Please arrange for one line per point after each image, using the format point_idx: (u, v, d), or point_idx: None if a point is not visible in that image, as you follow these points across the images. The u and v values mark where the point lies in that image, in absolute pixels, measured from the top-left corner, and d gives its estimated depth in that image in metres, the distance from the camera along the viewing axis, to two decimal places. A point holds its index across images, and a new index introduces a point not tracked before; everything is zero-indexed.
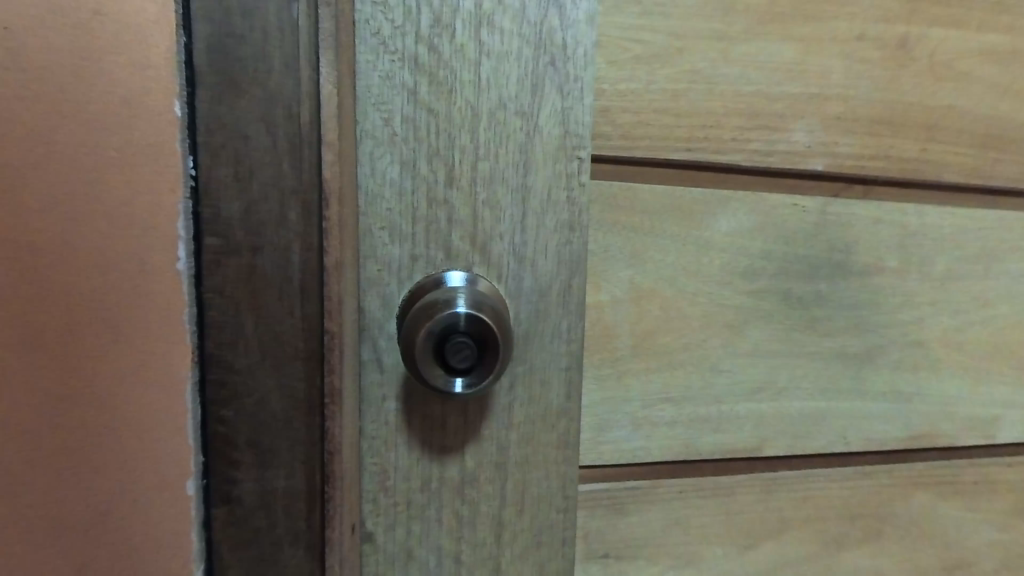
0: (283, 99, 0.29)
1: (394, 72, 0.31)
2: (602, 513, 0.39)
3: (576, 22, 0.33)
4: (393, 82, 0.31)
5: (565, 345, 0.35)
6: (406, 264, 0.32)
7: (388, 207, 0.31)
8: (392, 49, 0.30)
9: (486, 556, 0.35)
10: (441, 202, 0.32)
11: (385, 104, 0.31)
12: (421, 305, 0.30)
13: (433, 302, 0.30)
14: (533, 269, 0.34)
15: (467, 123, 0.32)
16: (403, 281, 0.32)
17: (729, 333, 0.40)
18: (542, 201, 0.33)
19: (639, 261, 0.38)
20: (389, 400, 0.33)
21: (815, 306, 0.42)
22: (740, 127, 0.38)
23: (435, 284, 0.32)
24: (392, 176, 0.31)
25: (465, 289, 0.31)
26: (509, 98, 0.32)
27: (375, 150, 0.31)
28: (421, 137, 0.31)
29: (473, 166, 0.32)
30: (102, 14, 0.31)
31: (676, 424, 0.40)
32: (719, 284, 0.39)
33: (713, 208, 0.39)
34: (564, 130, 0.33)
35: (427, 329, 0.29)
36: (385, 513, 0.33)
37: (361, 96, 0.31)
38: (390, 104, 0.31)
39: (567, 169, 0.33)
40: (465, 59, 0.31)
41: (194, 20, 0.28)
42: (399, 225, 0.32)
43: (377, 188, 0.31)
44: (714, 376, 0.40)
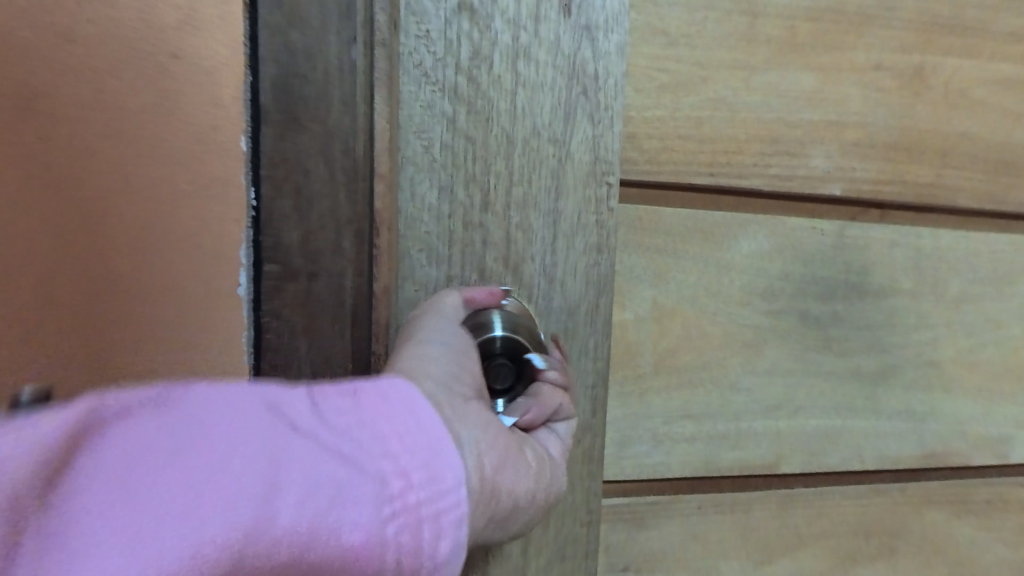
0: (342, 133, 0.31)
1: (435, 102, 0.32)
2: (623, 527, 0.40)
3: (607, 53, 0.34)
4: (434, 111, 0.32)
5: (591, 362, 0.36)
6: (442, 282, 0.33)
7: (427, 229, 0.33)
8: (433, 80, 0.32)
9: (513, 567, 0.36)
10: (476, 225, 0.33)
11: (425, 131, 0.32)
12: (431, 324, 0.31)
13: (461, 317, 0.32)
14: (563, 289, 0.35)
15: (503, 150, 0.33)
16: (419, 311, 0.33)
17: (747, 352, 0.41)
18: (571, 225, 0.35)
19: (663, 281, 0.39)
20: None
21: (832, 326, 0.43)
22: (760, 153, 0.40)
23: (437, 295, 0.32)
24: (431, 201, 0.33)
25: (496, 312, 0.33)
26: (544, 126, 0.34)
27: (415, 175, 0.32)
28: (459, 164, 0.33)
29: (508, 191, 0.34)
30: (177, 57, 0.35)
31: (695, 440, 0.41)
32: (738, 304, 0.41)
33: (734, 230, 0.40)
34: (595, 157, 0.35)
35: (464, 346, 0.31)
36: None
37: (402, 122, 0.32)
38: (430, 131, 0.32)
39: (596, 194, 0.35)
40: (502, 90, 0.33)
41: (262, 64, 0.30)
42: (436, 247, 0.33)
43: (416, 211, 0.32)
44: (733, 394, 0.41)
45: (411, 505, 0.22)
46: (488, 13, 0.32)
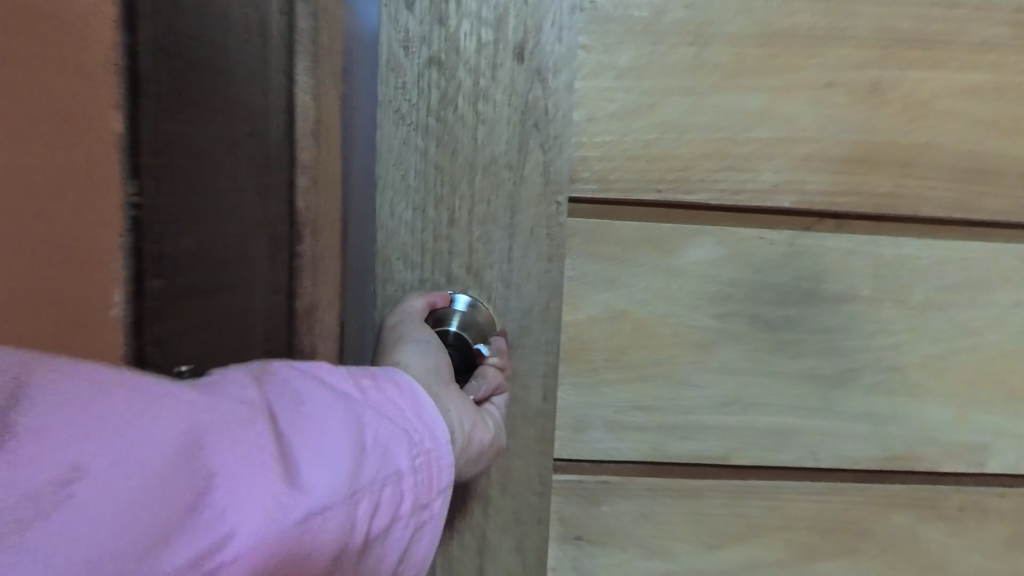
0: (251, 115, 0.31)
1: (410, 138, 0.39)
2: (578, 502, 0.46)
3: (556, 91, 0.40)
4: (409, 146, 0.39)
5: (543, 355, 0.42)
6: (416, 286, 0.41)
7: (404, 242, 0.40)
8: (409, 121, 0.39)
9: (475, 524, 0.43)
10: (444, 238, 0.40)
11: (403, 163, 0.40)
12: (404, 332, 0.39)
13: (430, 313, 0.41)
14: (519, 292, 0.41)
15: (466, 175, 0.40)
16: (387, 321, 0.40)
17: (698, 351, 0.45)
18: (526, 238, 0.41)
19: (615, 286, 0.44)
20: None
21: (785, 329, 0.45)
22: (708, 170, 0.44)
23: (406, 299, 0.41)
24: (407, 218, 0.40)
25: (464, 313, 0.41)
26: (501, 154, 0.40)
27: (394, 197, 0.40)
28: (430, 188, 0.40)
29: (471, 210, 0.40)
30: None
31: (646, 429, 0.45)
32: (689, 307, 0.44)
33: (684, 240, 0.44)
34: (546, 179, 0.41)
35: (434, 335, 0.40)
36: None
37: (384, 156, 0.40)
38: (406, 162, 0.40)
39: (548, 211, 0.41)
40: (465, 126, 0.39)
41: None
42: (411, 256, 0.40)
43: (395, 227, 0.40)
44: (684, 390, 0.45)
45: (427, 456, 0.31)
46: (454, 65, 0.39)
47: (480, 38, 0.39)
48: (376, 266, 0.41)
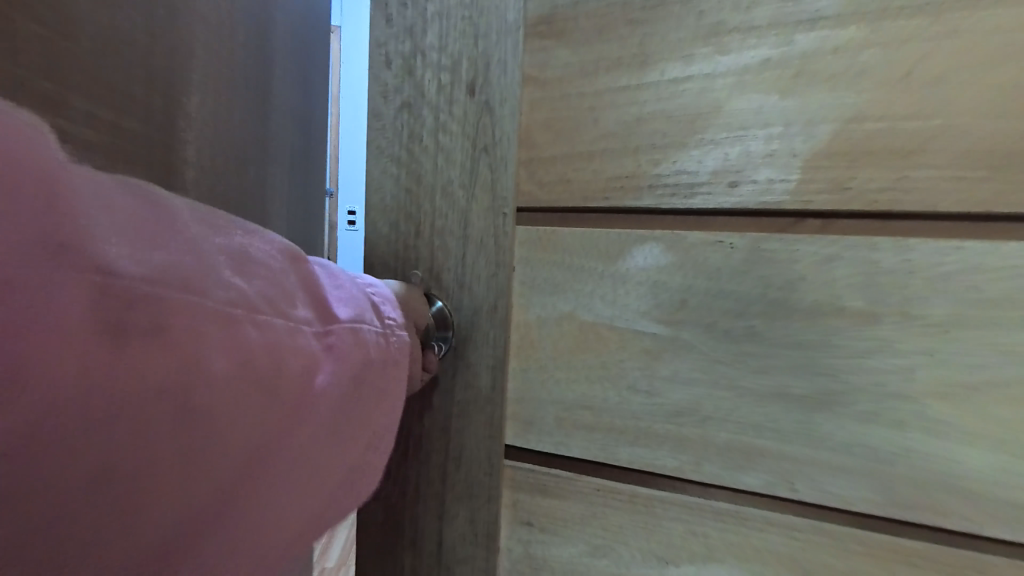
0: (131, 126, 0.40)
1: (388, 169, 0.50)
2: (528, 489, 0.49)
3: (502, 118, 0.46)
4: (387, 175, 0.50)
5: (492, 348, 0.48)
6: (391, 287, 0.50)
7: (384, 250, 0.51)
8: (387, 155, 0.50)
9: (435, 490, 0.50)
10: (413, 247, 0.50)
11: (383, 189, 0.50)
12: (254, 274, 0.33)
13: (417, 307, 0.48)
14: (471, 292, 0.48)
15: (429, 195, 0.48)
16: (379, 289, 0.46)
17: (646, 357, 0.45)
18: (477, 247, 0.48)
19: (561, 290, 0.47)
20: None
21: (748, 341, 0.42)
22: (656, 176, 0.44)
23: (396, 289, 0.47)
24: (386, 231, 0.50)
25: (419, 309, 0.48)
26: (456, 176, 0.47)
27: (377, 215, 0.50)
28: (402, 207, 0.49)
29: (434, 225, 0.49)
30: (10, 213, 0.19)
31: (594, 429, 0.46)
32: (636, 313, 0.45)
33: (629, 246, 0.45)
34: (493, 195, 0.47)
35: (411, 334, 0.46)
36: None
37: (370, 184, 0.50)
38: (385, 187, 0.50)
39: (495, 223, 0.47)
40: (428, 155, 0.48)
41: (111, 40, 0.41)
42: (389, 261, 0.51)
43: (377, 238, 0.51)
44: (631, 395, 0.45)
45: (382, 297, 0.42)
46: (420, 107, 0.48)
47: (440, 83, 0.47)
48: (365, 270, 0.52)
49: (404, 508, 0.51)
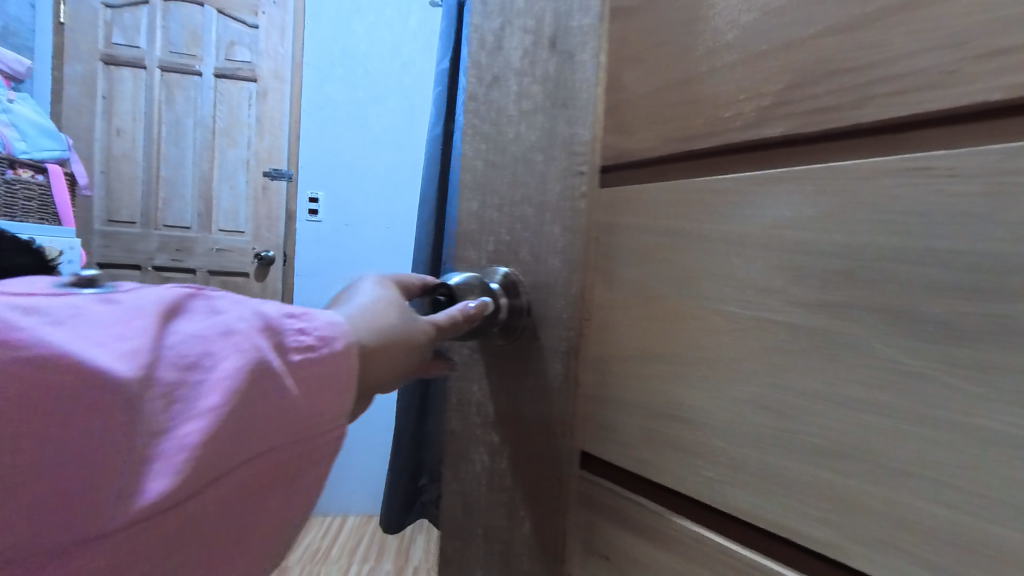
0: None
1: (472, 145, 0.49)
2: (606, 512, 0.39)
3: (586, 69, 0.41)
4: (472, 152, 0.49)
5: (566, 330, 0.41)
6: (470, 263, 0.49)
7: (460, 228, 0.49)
8: (471, 132, 0.49)
9: (507, 486, 0.46)
10: (490, 223, 0.47)
11: (467, 166, 0.49)
12: (97, 271, 0.31)
13: (492, 290, 0.44)
14: (546, 265, 0.43)
15: (509, 166, 0.46)
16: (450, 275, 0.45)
17: (774, 358, 0.29)
18: (551, 216, 0.43)
19: (650, 261, 0.36)
20: (468, 344, 0.48)
21: (1001, 347, 0.21)
22: (792, 87, 0.29)
23: (464, 276, 0.44)
24: (464, 208, 0.48)
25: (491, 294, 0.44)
26: (535, 141, 0.44)
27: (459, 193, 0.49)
28: (480, 182, 0.47)
29: (514, 195, 0.45)
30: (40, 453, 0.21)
31: (692, 453, 0.33)
32: (758, 291, 0.30)
33: (749, 195, 0.31)
34: (573, 154, 0.42)
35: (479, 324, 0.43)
36: (451, 432, 0.49)
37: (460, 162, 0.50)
38: (469, 165, 0.49)
39: (572, 185, 0.41)
40: (509, 125, 0.46)
41: None
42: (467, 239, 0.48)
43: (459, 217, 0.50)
44: (749, 412, 0.30)
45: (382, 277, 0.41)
46: (503, 78, 0.46)
47: (524, 49, 0.45)
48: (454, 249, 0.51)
49: (478, 500, 0.48)
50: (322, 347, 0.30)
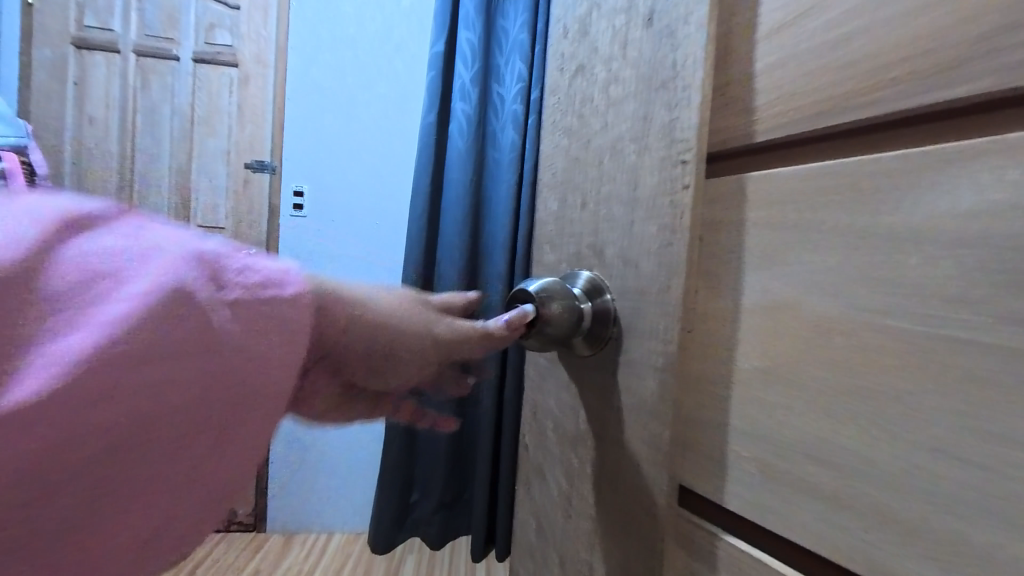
0: None
1: (558, 142, 0.47)
2: (707, 558, 0.34)
3: (688, 33, 0.33)
4: (557, 149, 0.47)
5: (660, 346, 0.35)
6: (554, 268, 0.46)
7: (550, 229, 0.48)
8: (559, 128, 0.47)
9: (584, 511, 0.41)
10: (576, 222, 0.44)
11: (553, 164, 0.48)
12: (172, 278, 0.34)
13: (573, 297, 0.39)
14: (637, 270, 0.37)
15: (595, 161, 0.42)
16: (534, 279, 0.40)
17: (970, 397, 0.21)
18: (638, 216, 0.37)
19: (778, 264, 0.31)
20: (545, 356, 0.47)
21: None
22: (917, 50, 0.24)
23: (540, 282, 0.40)
24: (553, 209, 0.48)
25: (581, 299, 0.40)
26: (625, 130, 0.39)
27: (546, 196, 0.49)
28: (569, 181, 0.46)
29: (598, 194, 0.42)
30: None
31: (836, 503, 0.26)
32: (944, 302, 0.22)
33: (915, 177, 0.24)
34: (671, 142, 0.35)
35: (545, 335, 0.38)
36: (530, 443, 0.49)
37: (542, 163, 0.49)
38: (555, 163, 0.47)
39: (670, 176, 0.35)
40: (597, 117, 0.42)
41: None
42: (557, 239, 0.47)
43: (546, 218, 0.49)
44: (927, 463, 0.23)
45: None
46: (593, 68, 0.43)
47: (614, 28, 0.40)
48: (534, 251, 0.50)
49: (552, 516, 0.46)
50: (270, 287, 0.31)
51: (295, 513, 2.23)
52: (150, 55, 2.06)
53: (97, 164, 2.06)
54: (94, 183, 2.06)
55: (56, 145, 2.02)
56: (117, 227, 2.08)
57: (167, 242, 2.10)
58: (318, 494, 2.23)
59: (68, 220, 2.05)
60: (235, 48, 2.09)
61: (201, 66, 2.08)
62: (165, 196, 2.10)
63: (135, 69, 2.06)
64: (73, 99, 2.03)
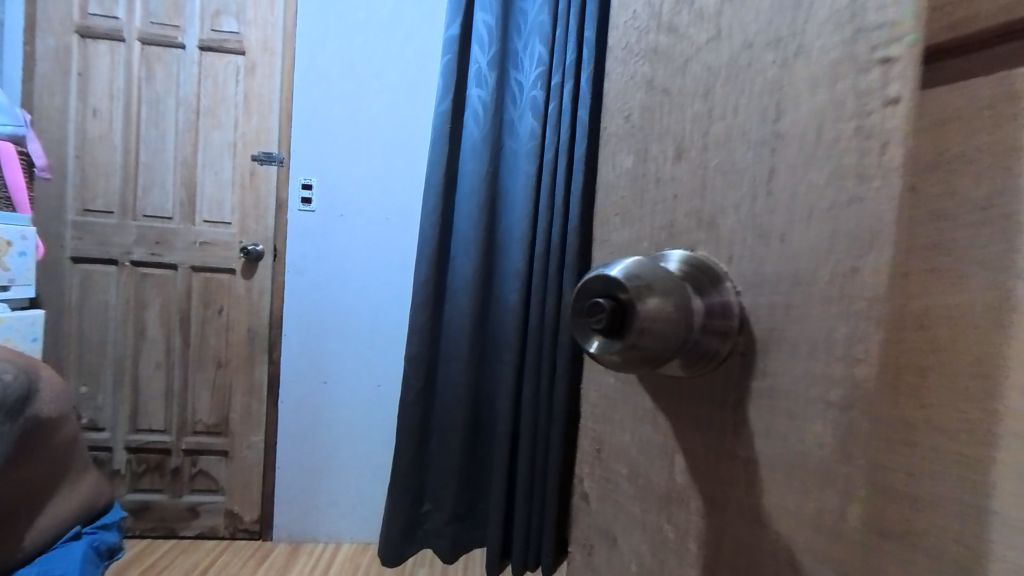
0: None
1: (633, 70, 0.33)
2: None
3: None
4: (631, 81, 0.33)
5: (838, 364, 0.22)
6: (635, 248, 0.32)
7: (620, 195, 0.33)
8: (633, 52, 0.33)
9: None
10: (667, 180, 0.30)
11: (623, 104, 0.33)
12: None
13: (678, 284, 0.25)
14: (783, 247, 0.24)
15: (700, 89, 0.28)
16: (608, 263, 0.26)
17: None
18: (781, 161, 0.24)
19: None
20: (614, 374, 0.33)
21: None
22: None
23: (622, 263, 0.26)
24: (623, 166, 0.33)
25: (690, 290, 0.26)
26: (757, 32, 0.26)
27: (613, 148, 0.34)
28: (652, 122, 0.31)
29: (704, 135, 0.28)
30: None
31: None
32: None
33: None
34: (853, 33, 0.22)
35: (638, 346, 0.24)
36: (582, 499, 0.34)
37: (605, 105, 0.35)
38: (628, 103, 0.33)
39: (854, 89, 0.22)
40: (700, 23, 0.29)
41: None
42: (630, 210, 0.32)
43: (613, 178, 0.34)
44: None
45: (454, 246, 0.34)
46: None
47: None
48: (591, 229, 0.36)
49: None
50: None
51: (301, 522, 2.13)
52: (153, 44, 1.98)
53: (100, 157, 1.99)
54: (97, 175, 1.99)
55: (60, 137, 1.96)
56: (120, 222, 2.00)
57: (170, 237, 2.02)
58: (326, 503, 2.13)
59: (70, 215, 1.98)
60: (242, 36, 2.00)
61: (207, 55, 2.00)
62: (169, 190, 2.02)
63: (140, 58, 1.98)
64: (76, 90, 1.96)
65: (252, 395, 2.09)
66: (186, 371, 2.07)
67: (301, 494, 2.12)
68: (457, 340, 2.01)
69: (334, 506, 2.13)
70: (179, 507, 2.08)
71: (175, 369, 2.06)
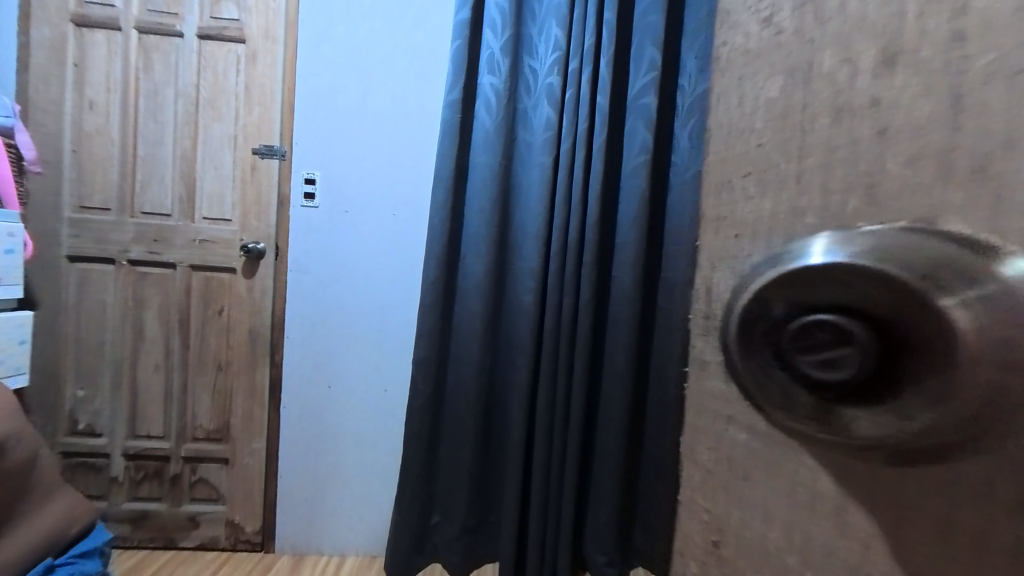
0: None
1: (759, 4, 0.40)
2: None
3: None
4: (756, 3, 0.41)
5: None
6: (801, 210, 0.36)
7: (761, 127, 0.39)
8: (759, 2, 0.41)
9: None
10: (813, 129, 0.35)
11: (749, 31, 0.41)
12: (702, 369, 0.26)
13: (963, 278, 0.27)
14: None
15: (827, 33, 0.35)
16: (828, 249, 0.32)
17: None
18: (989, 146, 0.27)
19: None
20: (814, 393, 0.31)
21: None
22: None
23: (887, 270, 0.29)
24: (764, 97, 0.39)
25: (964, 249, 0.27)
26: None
27: (745, 76, 0.41)
28: (778, 52, 0.38)
29: (889, 120, 0.31)
30: None
31: None
32: None
33: None
34: None
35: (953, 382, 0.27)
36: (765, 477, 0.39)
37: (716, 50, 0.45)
38: (740, 30, 0.42)
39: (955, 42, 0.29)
40: None
41: None
42: (778, 157, 0.38)
43: (741, 109, 0.41)
44: None
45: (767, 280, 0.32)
46: None
47: None
48: (709, 199, 0.44)
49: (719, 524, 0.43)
50: None
51: (304, 532, 2.03)
52: (151, 33, 1.89)
53: (98, 152, 1.91)
54: (94, 170, 1.91)
55: (57, 131, 1.88)
56: (117, 220, 1.92)
57: (169, 235, 1.93)
58: (331, 513, 2.03)
59: (66, 213, 1.90)
60: (243, 22, 1.91)
61: (206, 44, 1.91)
62: (168, 185, 1.93)
63: (137, 47, 1.90)
64: (73, 82, 1.88)
65: (254, 399, 1.99)
66: (186, 374, 1.98)
67: (304, 503, 2.02)
68: (468, 344, 1.89)
69: (338, 516, 2.03)
70: (179, 517, 2.00)
71: (175, 372, 1.98)
